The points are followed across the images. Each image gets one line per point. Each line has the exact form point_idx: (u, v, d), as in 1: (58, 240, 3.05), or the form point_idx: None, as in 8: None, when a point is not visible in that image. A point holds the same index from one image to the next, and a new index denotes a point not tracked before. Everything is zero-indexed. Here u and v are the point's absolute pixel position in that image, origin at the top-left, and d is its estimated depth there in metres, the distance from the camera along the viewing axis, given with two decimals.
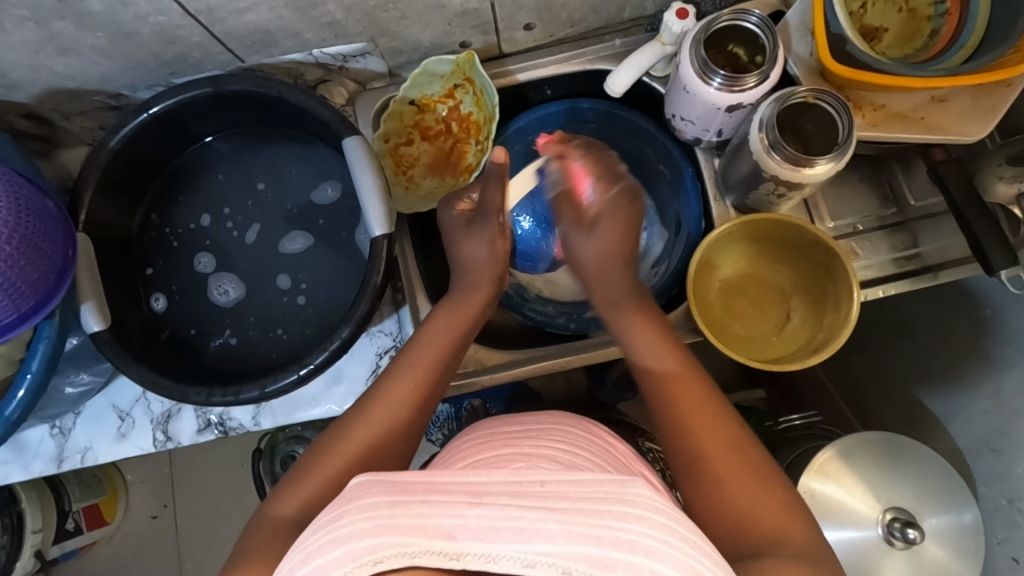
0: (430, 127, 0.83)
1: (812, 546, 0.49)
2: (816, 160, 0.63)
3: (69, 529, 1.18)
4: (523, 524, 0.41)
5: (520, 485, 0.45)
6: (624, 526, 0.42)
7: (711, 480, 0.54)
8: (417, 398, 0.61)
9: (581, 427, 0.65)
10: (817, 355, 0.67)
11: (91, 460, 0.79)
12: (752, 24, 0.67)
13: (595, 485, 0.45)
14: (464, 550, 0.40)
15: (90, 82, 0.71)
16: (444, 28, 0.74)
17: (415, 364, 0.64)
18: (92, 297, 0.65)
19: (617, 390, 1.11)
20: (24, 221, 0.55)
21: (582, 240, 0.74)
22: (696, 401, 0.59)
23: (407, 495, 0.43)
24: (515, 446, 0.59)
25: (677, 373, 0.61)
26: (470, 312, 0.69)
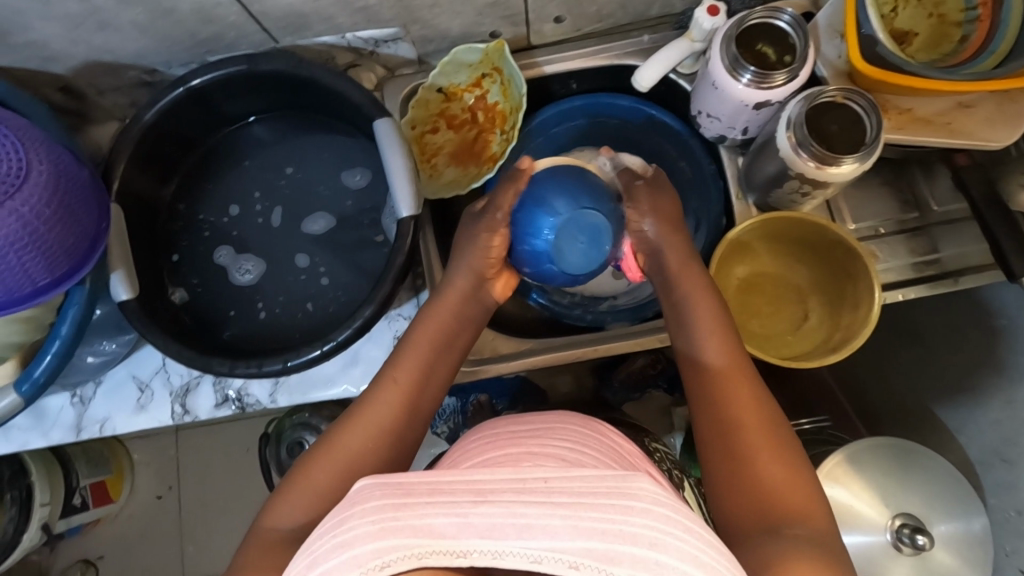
0: (456, 116, 0.83)
1: (828, 533, 0.51)
2: (842, 160, 0.64)
3: (76, 504, 1.19)
4: (527, 520, 0.40)
5: (524, 482, 0.44)
6: (628, 519, 0.41)
7: (743, 449, 0.56)
8: (414, 388, 0.63)
9: (587, 426, 0.66)
10: (833, 355, 0.67)
11: (109, 430, 0.80)
12: (784, 22, 0.69)
13: (598, 481, 0.44)
14: (469, 548, 0.39)
15: (127, 57, 0.72)
16: (474, 17, 0.75)
17: (411, 355, 0.65)
18: (122, 266, 0.66)
19: (623, 390, 1.11)
20: (65, 186, 0.56)
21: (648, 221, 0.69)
22: (713, 326, 0.64)
23: (412, 497, 0.42)
24: (523, 445, 0.60)
25: (734, 373, 0.60)
26: (446, 319, 0.68)
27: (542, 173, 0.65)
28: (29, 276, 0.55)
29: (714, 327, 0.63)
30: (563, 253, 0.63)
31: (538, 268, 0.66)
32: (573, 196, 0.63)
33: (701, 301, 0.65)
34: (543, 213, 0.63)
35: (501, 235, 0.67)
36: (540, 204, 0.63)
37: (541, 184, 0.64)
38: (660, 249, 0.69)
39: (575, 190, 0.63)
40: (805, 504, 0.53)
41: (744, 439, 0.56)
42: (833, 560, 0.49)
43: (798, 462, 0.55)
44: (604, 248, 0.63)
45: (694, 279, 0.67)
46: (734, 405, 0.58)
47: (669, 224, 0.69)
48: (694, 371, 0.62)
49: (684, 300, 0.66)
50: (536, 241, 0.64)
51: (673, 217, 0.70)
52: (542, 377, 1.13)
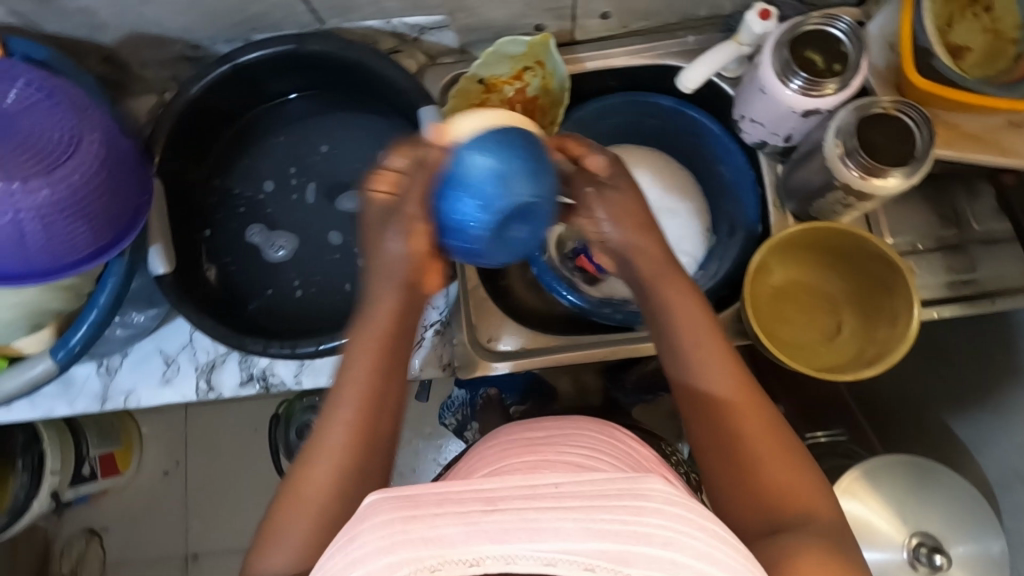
0: (495, 108, 0.81)
1: (839, 526, 0.52)
2: (888, 173, 0.63)
3: (85, 474, 1.20)
4: (540, 524, 0.38)
5: (534, 488, 0.42)
6: (641, 519, 0.40)
7: (747, 455, 0.54)
8: (359, 413, 0.54)
9: (603, 432, 0.67)
10: (871, 368, 0.66)
11: (134, 403, 0.80)
12: (839, 30, 0.67)
13: (607, 484, 0.43)
14: (482, 555, 0.37)
15: (173, 30, 0.72)
16: (522, 9, 0.75)
17: (350, 378, 0.54)
18: (161, 240, 0.66)
19: (639, 393, 1.11)
20: (112, 154, 0.56)
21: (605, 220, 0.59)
22: (700, 336, 0.58)
23: (421, 508, 0.41)
24: (540, 453, 0.61)
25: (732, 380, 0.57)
26: (382, 332, 0.55)
27: (469, 141, 0.51)
28: (74, 243, 0.55)
29: (702, 337, 0.58)
30: (493, 249, 0.53)
31: (464, 254, 0.53)
32: (527, 172, 0.50)
33: (684, 308, 0.59)
34: (478, 189, 0.49)
35: (420, 230, 0.53)
36: (461, 195, 0.51)
37: (476, 151, 0.50)
38: (628, 257, 0.60)
39: (528, 165, 0.50)
40: (812, 501, 0.53)
41: (745, 445, 0.55)
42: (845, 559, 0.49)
43: (803, 462, 0.55)
44: (541, 234, 0.54)
45: (674, 284, 0.59)
46: (734, 414, 0.56)
47: (631, 227, 0.59)
48: (687, 384, 0.58)
49: (663, 308, 0.59)
50: (469, 223, 0.51)
51: (636, 210, 0.60)
52: (557, 375, 1.13)
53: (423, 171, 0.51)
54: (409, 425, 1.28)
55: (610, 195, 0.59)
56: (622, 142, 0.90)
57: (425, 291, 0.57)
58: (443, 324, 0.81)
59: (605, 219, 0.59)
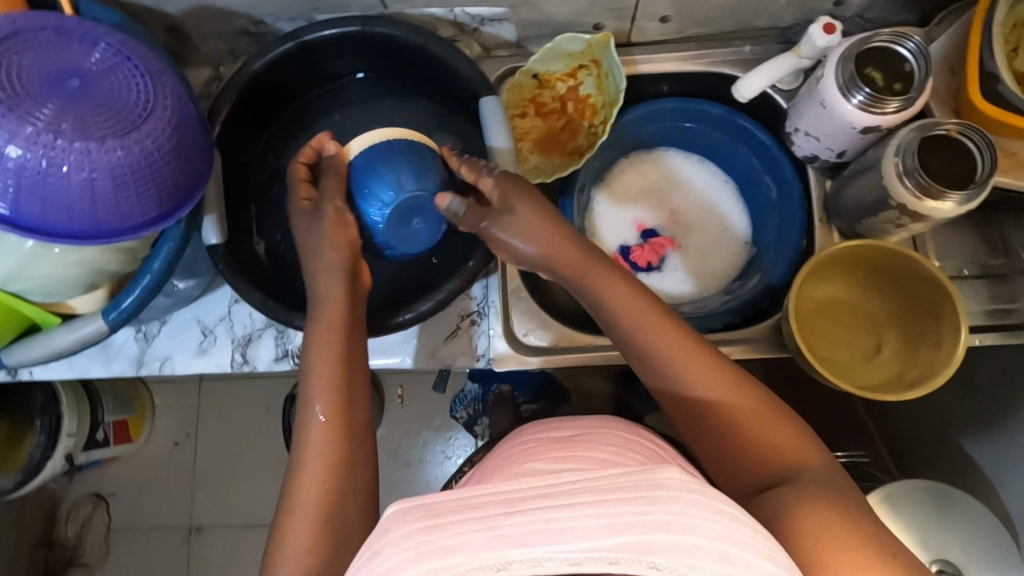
0: (545, 104, 0.83)
1: (827, 465, 0.53)
2: (947, 196, 0.63)
3: (98, 439, 1.21)
4: (560, 523, 0.37)
5: (549, 487, 0.41)
6: (659, 508, 0.38)
7: (736, 426, 0.56)
8: (333, 405, 0.58)
9: (631, 431, 0.68)
10: (919, 391, 0.65)
11: (169, 370, 0.81)
12: (907, 49, 0.67)
13: (621, 476, 0.41)
14: (509, 559, 0.35)
15: (239, 5, 0.72)
16: (584, 7, 0.75)
17: (315, 371, 0.58)
18: (215, 211, 0.66)
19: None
20: (183, 122, 0.57)
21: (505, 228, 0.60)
22: (643, 322, 0.59)
23: (443, 516, 0.39)
24: (567, 449, 0.61)
25: (682, 358, 0.58)
26: (337, 321, 0.60)
27: (367, 152, 0.62)
28: (142, 205, 0.56)
29: (643, 324, 0.59)
30: (396, 237, 0.63)
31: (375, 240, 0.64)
32: (417, 172, 0.62)
33: (621, 299, 0.60)
34: (381, 185, 0.61)
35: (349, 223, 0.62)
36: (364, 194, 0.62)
37: (374, 159, 0.62)
38: (553, 265, 0.61)
39: (420, 167, 0.62)
40: (797, 444, 0.55)
41: (733, 415, 0.56)
42: (854, 506, 0.50)
43: (778, 412, 0.56)
44: (439, 226, 0.64)
45: (608, 280, 0.60)
46: (710, 391, 0.57)
47: (557, 243, 0.60)
48: (654, 378, 0.59)
49: (603, 304, 0.60)
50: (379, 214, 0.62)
51: (540, 222, 0.60)
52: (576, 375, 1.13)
53: (333, 173, 0.62)
54: (421, 415, 1.29)
55: (510, 213, 0.60)
56: (668, 146, 0.90)
57: (363, 285, 0.64)
58: (482, 315, 0.80)
59: (514, 238, 0.60)
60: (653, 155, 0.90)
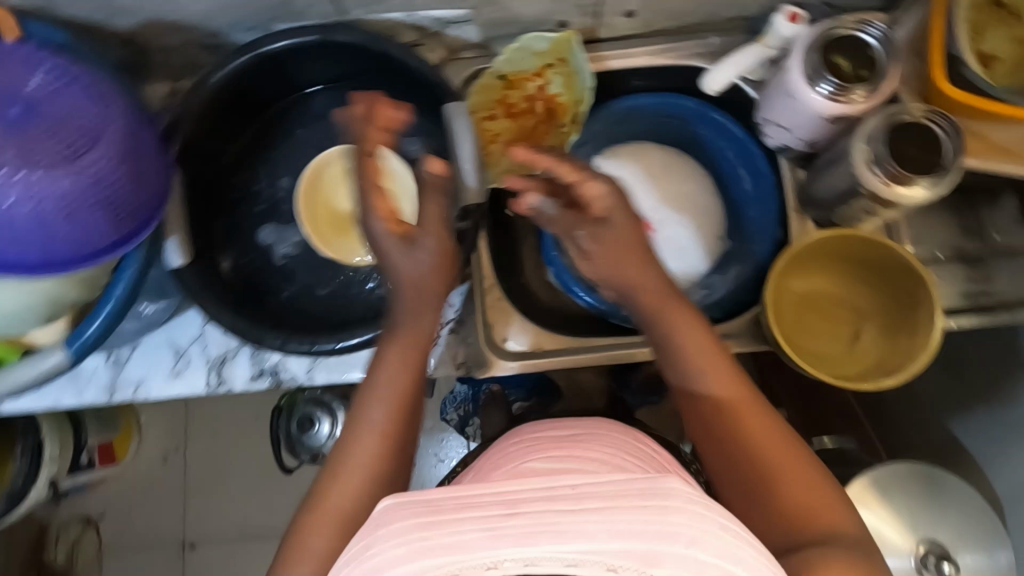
0: (515, 104, 0.81)
1: (865, 541, 0.51)
2: (916, 182, 0.63)
3: (82, 462, 1.19)
4: (563, 526, 0.39)
5: (553, 489, 0.41)
6: (663, 519, 0.39)
7: (762, 467, 0.55)
8: (393, 418, 0.56)
9: (629, 432, 0.67)
10: (887, 381, 0.65)
11: (143, 395, 0.79)
12: (871, 36, 0.66)
13: (628, 482, 0.41)
14: (502, 557, 0.38)
15: (194, 17, 0.70)
16: (548, 5, 0.74)
17: (381, 385, 0.57)
18: (179, 232, 0.65)
19: (647, 394, 1.11)
20: (136, 144, 0.55)
21: (590, 244, 0.59)
22: (706, 350, 0.58)
23: (440, 514, 0.41)
24: (565, 448, 0.61)
25: (734, 394, 0.57)
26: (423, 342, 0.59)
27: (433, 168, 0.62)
28: (95, 233, 0.54)
29: (703, 353, 0.58)
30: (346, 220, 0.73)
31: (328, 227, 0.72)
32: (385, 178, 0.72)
33: (687, 328, 0.59)
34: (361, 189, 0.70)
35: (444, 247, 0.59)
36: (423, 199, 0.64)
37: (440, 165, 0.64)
38: (628, 287, 0.60)
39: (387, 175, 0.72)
40: (835, 513, 0.53)
41: (760, 454, 0.55)
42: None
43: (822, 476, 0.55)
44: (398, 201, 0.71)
45: (677, 307, 0.60)
46: (750, 428, 0.56)
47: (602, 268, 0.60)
48: (704, 409, 0.58)
49: (666, 328, 0.59)
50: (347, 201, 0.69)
51: (627, 243, 0.59)
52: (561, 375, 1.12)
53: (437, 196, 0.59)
54: None
55: (604, 226, 0.58)
56: (644, 139, 0.88)
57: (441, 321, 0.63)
58: (458, 321, 0.79)
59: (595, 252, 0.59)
60: (630, 147, 0.88)
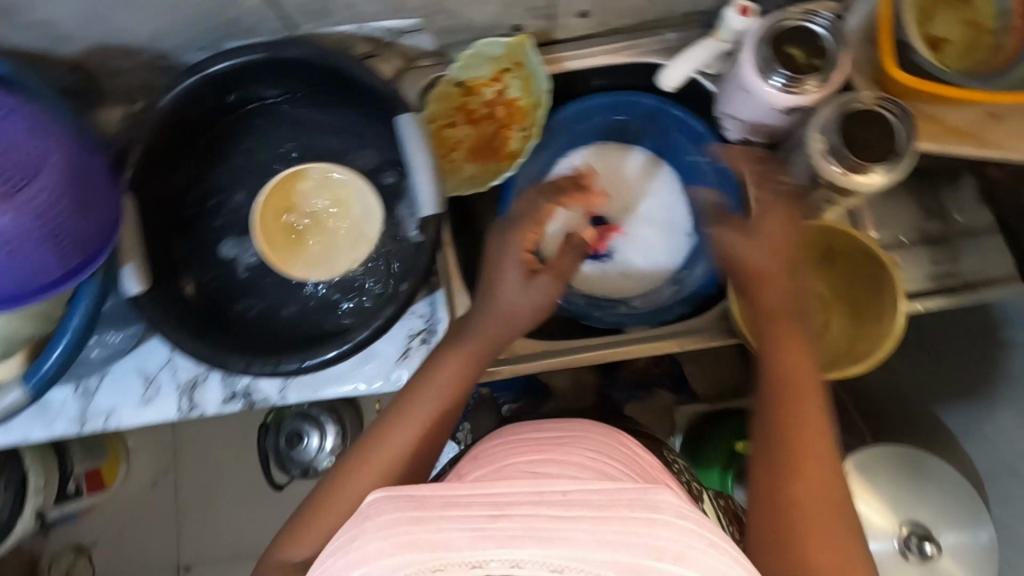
0: (475, 110, 0.80)
1: None
2: (871, 169, 0.63)
3: (69, 491, 1.18)
4: (549, 532, 0.40)
5: (541, 494, 0.42)
6: (652, 533, 0.40)
7: (786, 490, 0.52)
8: (436, 415, 0.59)
9: (611, 437, 0.65)
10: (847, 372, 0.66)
11: (115, 424, 0.78)
12: (819, 25, 0.66)
13: (618, 492, 0.42)
14: (486, 558, 0.39)
15: (141, 40, 0.70)
16: (501, 9, 0.73)
17: (438, 382, 0.60)
18: (135, 258, 0.64)
19: (632, 389, 1.10)
20: (79, 175, 0.56)
21: (741, 241, 0.63)
22: (798, 360, 0.58)
23: (426, 511, 0.42)
24: (547, 452, 0.60)
25: (809, 414, 0.55)
26: (483, 353, 0.62)
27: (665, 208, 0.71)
28: (44, 266, 0.56)
29: (790, 358, 0.58)
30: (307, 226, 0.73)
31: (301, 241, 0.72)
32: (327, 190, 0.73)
33: (789, 333, 0.59)
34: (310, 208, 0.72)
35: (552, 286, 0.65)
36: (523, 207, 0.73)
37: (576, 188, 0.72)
38: (751, 284, 0.62)
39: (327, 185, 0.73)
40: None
41: (788, 480, 0.52)
42: None
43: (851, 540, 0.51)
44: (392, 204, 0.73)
45: (789, 318, 0.60)
46: (803, 454, 0.53)
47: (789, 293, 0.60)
48: (773, 413, 0.56)
49: (764, 326, 0.60)
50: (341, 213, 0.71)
51: (779, 247, 0.61)
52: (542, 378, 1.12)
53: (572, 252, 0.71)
54: None
55: (750, 232, 0.63)
56: (604, 139, 0.88)
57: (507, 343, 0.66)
58: (430, 332, 0.78)
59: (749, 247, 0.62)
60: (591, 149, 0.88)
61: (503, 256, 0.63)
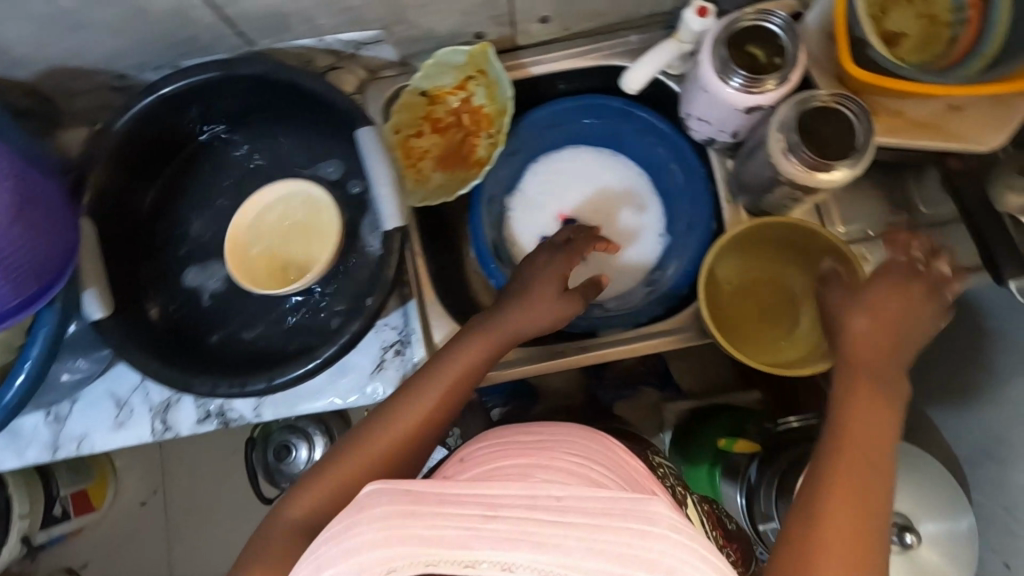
0: (441, 119, 0.80)
1: None
2: (833, 166, 0.63)
3: (57, 514, 1.16)
4: (541, 537, 0.39)
5: (534, 499, 0.41)
6: (647, 545, 0.39)
7: (815, 503, 0.52)
8: (434, 404, 0.60)
9: (601, 442, 0.62)
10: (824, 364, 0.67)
11: (87, 448, 0.77)
12: (775, 25, 0.66)
13: (613, 501, 0.41)
14: (478, 559, 0.39)
15: (96, 61, 0.69)
16: (460, 17, 0.73)
17: (443, 374, 0.62)
18: (95, 283, 0.63)
19: (619, 387, 1.12)
20: (31, 204, 0.55)
21: (837, 294, 0.61)
22: (872, 422, 0.55)
23: (420, 506, 0.42)
24: (532, 455, 0.57)
25: (865, 473, 0.52)
26: (491, 347, 0.64)
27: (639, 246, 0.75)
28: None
29: (861, 412, 0.55)
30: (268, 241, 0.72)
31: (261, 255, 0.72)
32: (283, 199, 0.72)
33: (868, 392, 0.56)
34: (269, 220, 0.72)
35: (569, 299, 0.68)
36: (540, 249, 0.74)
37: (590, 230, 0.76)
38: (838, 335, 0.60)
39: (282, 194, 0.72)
40: None
41: (822, 513, 0.51)
42: None
43: None
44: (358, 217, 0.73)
45: (872, 378, 0.57)
46: (840, 499, 0.51)
47: (888, 333, 0.58)
48: (824, 453, 0.54)
49: (843, 372, 0.58)
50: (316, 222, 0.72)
51: (884, 311, 0.58)
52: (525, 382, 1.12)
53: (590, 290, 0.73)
54: None
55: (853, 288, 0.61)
56: (576, 144, 0.88)
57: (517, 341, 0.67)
58: (405, 343, 0.77)
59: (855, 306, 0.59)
60: (561, 155, 0.88)
61: (536, 276, 0.68)
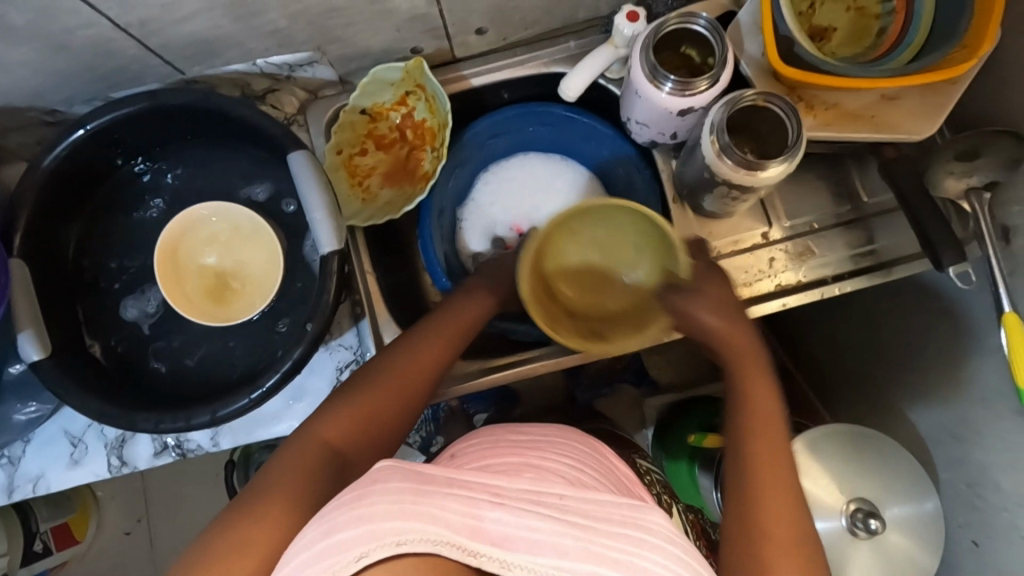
0: (384, 135, 0.80)
1: None
2: (768, 164, 0.63)
3: (37, 550, 1.14)
4: (539, 535, 0.44)
5: (540, 495, 0.48)
6: (641, 552, 0.47)
7: (756, 509, 0.56)
8: (413, 380, 0.64)
9: (587, 443, 0.64)
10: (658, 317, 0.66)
11: (43, 488, 0.76)
12: (700, 27, 0.67)
13: (612, 507, 0.49)
14: (480, 551, 0.43)
15: (22, 97, 0.68)
16: (393, 34, 0.73)
17: (424, 345, 0.66)
18: (31, 325, 0.64)
19: (599, 385, 1.08)
20: None
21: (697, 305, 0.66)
22: (766, 422, 0.62)
23: (432, 485, 0.45)
24: (523, 454, 0.58)
25: (774, 469, 0.58)
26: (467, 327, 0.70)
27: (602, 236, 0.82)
28: None
29: (759, 417, 0.62)
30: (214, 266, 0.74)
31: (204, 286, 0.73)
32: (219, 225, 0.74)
33: (760, 394, 0.64)
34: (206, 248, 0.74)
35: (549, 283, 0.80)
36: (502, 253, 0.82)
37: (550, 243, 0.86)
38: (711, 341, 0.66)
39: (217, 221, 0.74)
40: None
41: (752, 508, 0.56)
42: None
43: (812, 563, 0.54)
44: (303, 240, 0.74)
45: (761, 385, 0.64)
46: (758, 492, 0.57)
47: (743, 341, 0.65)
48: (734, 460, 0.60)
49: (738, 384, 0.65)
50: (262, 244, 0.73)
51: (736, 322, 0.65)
52: None
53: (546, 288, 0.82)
54: None
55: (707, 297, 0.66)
56: (526, 149, 0.89)
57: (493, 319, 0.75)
58: (360, 361, 0.76)
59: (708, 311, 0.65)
60: (511, 163, 0.89)
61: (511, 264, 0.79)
